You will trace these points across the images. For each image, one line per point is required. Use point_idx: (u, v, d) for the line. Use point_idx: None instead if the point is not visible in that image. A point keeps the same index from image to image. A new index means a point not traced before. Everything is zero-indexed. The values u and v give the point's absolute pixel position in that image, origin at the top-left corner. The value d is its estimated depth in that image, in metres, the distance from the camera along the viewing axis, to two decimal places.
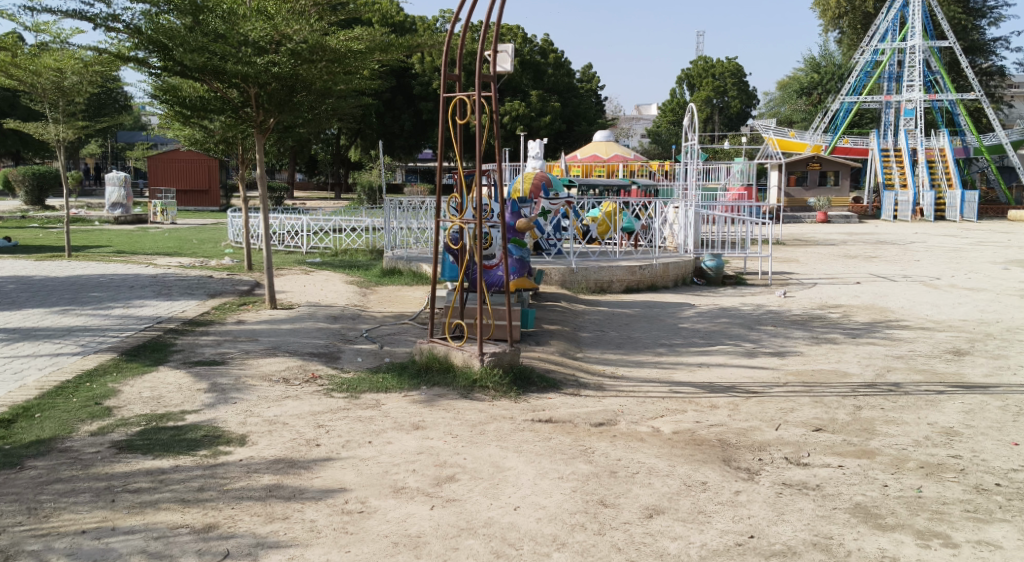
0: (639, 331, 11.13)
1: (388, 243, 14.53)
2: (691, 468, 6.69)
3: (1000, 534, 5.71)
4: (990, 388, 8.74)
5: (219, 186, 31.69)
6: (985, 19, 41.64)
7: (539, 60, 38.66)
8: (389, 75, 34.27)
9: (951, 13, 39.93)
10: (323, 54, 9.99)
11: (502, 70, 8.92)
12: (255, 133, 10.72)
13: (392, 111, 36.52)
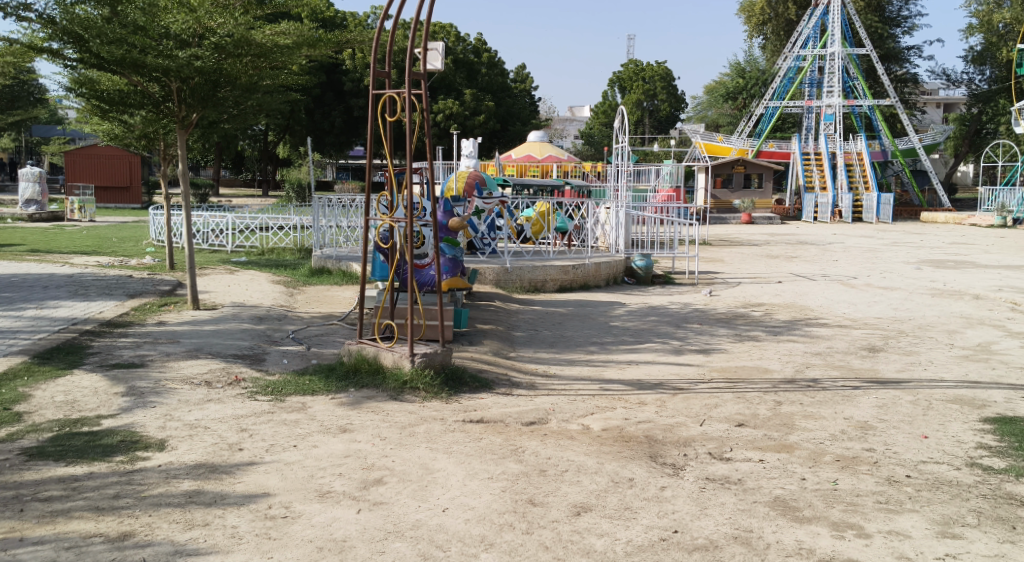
0: (570, 330, 11.23)
1: (317, 241, 14.39)
2: (618, 465, 6.80)
3: (909, 524, 5.89)
4: (902, 384, 9.05)
5: (141, 183, 31.27)
6: (900, 27, 43.14)
7: (472, 59, 38.81)
8: (318, 71, 34.00)
9: (868, 22, 41.09)
10: (249, 48, 9.90)
11: (434, 69, 8.84)
12: (177, 128, 10.57)
13: (321, 108, 36.22)
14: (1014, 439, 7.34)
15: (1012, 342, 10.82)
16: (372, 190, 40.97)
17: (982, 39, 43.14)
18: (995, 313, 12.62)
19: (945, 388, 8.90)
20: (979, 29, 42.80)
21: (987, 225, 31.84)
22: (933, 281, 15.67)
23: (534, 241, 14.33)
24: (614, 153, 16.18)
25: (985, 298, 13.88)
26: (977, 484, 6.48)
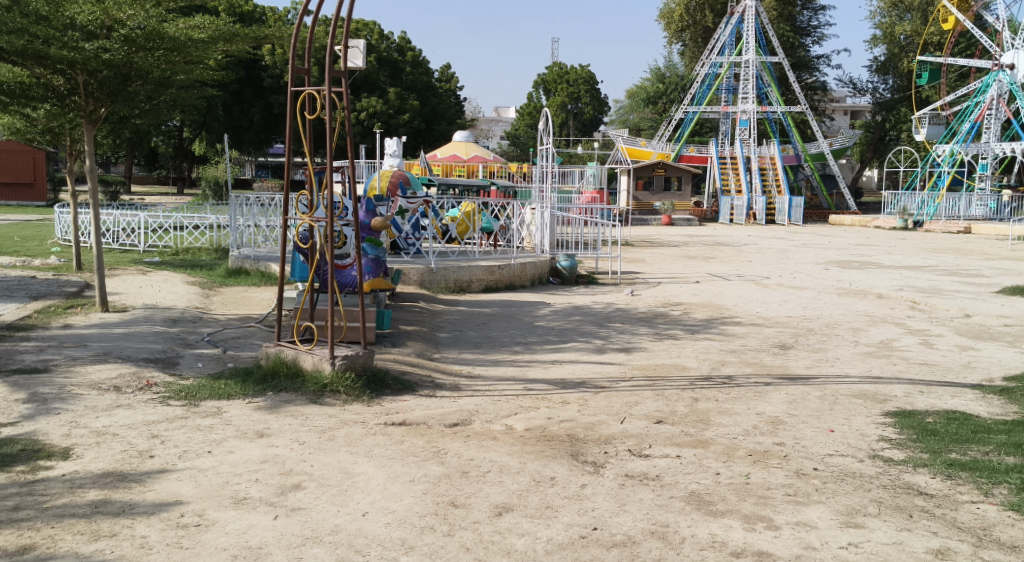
0: (495, 331, 11.30)
1: (234, 241, 14.23)
2: (540, 465, 6.89)
3: (816, 515, 6.10)
4: (811, 380, 9.34)
5: (46, 179, 30.43)
6: (810, 37, 44.52)
7: (396, 57, 38.69)
8: (234, 67, 33.52)
9: (781, 30, 42.01)
10: (160, 41, 9.83)
11: (353, 67, 8.74)
12: (83, 123, 10.26)
13: (240, 105, 35.73)
14: (915, 431, 7.65)
15: (912, 339, 11.25)
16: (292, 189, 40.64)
17: (885, 50, 44.77)
18: (899, 311, 13.10)
19: (851, 383, 9.22)
20: (883, 39, 44.50)
21: (890, 228, 32.69)
22: (842, 281, 16.19)
23: (459, 241, 14.31)
24: (539, 155, 16.29)
25: (890, 297, 14.39)
26: (878, 475, 6.73)
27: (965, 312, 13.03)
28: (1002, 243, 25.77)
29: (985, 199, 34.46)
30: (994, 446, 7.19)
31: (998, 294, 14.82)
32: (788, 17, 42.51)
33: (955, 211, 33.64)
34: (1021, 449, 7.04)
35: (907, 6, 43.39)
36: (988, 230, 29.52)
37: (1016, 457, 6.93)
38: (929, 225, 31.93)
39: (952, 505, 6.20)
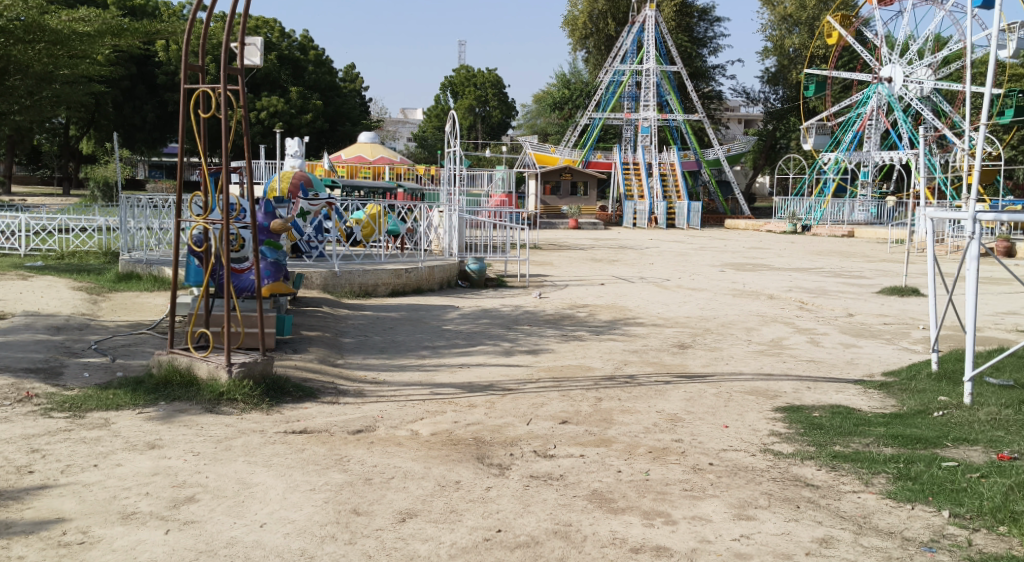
0: (402, 335, 11.25)
1: (124, 245, 13.90)
2: (445, 468, 6.89)
3: (711, 509, 6.23)
4: (709, 378, 9.57)
5: None
6: (706, 48, 45.52)
7: (298, 56, 38.25)
8: (127, 62, 32.71)
9: (679, 41, 43.39)
10: (41, 34, 9.73)
11: (250, 65, 8.32)
12: None
13: (132, 102, 34.67)
14: (803, 425, 7.90)
15: (802, 337, 11.61)
16: (185, 191, 39.85)
17: (776, 62, 46.22)
18: (789, 311, 13.50)
19: (745, 380, 9.47)
20: (773, 51, 46.07)
21: (780, 232, 34.47)
22: (737, 282, 16.63)
23: (364, 245, 14.17)
24: (445, 158, 16.24)
25: (780, 297, 14.81)
26: (769, 468, 6.93)
27: (850, 311, 13.51)
28: (884, 246, 26.88)
29: (867, 204, 35.21)
30: (874, 437, 7.48)
31: (880, 294, 15.40)
32: (686, 28, 44.25)
33: (839, 216, 35.05)
34: (899, 440, 7.34)
35: (795, 21, 44.78)
36: (870, 234, 31.09)
37: (893, 448, 7.23)
38: (817, 228, 33.58)
39: (837, 495, 6.41)
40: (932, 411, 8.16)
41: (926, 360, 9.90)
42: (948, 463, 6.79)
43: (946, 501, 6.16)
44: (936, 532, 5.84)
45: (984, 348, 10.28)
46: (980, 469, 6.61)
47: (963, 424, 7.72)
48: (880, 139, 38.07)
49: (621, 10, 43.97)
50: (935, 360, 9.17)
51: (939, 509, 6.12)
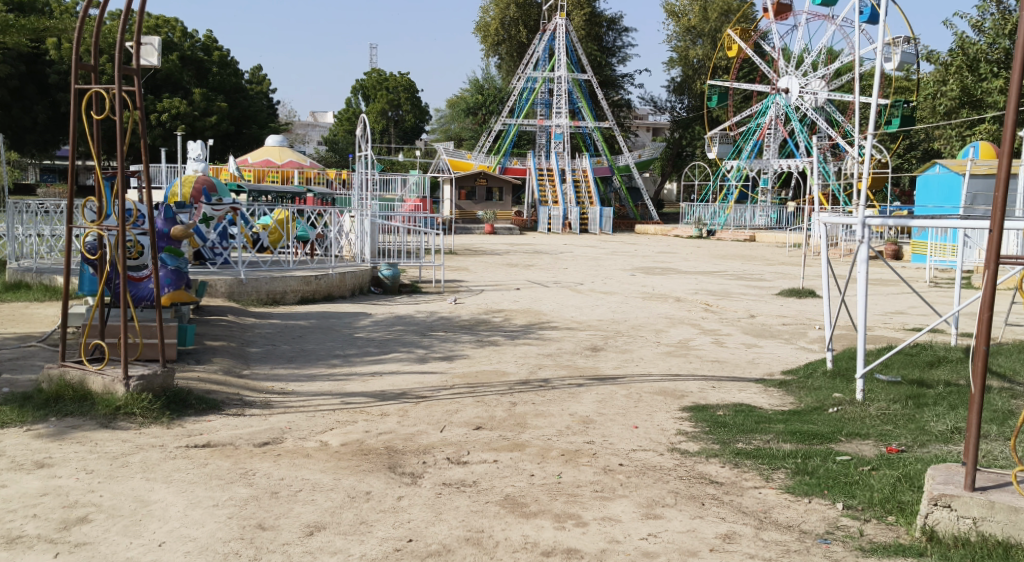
0: (312, 343, 11.04)
1: (11, 252, 13.38)
2: (355, 479, 6.76)
3: (620, 509, 6.24)
4: (619, 380, 9.64)
5: None
6: (615, 57, 46.06)
7: (201, 57, 37.18)
8: (17, 60, 31.66)
9: (589, 50, 43.93)
10: None
11: (146, 64, 8.00)
12: None
13: (22, 103, 33.46)
14: (707, 423, 8.01)
15: (707, 338, 11.81)
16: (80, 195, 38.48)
17: (680, 72, 47.52)
18: (694, 313, 13.70)
19: (653, 381, 9.57)
20: (678, 62, 47.27)
21: (687, 236, 35.15)
22: (646, 286, 16.83)
23: (272, 251, 13.86)
24: (357, 162, 15.97)
25: (687, 299, 15.03)
26: (676, 467, 6.99)
27: (751, 312, 13.79)
28: (783, 250, 27.62)
29: (767, 210, 36.50)
30: (774, 434, 7.61)
31: (780, 295, 15.79)
32: (595, 37, 44.76)
33: (741, 221, 35.96)
34: (797, 436, 7.49)
35: (699, 32, 46.55)
36: (770, 239, 31.94)
37: (792, 443, 7.37)
38: (721, 232, 34.33)
39: (739, 491, 6.49)
40: (828, 406, 8.36)
41: (824, 358, 10.14)
42: (842, 457, 6.97)
43: (840, 494, 6.29)
44: (831, 524, 5.92)
45: (876, 346, 10.58)
46: (871, 462, 6.82)
47: (856, 419, 7.93)
48: (779, 148, 39.11)
49: (533, 18, 44.29)
50: (830, 358, 9.41)
51: (834, 501, 6.24)
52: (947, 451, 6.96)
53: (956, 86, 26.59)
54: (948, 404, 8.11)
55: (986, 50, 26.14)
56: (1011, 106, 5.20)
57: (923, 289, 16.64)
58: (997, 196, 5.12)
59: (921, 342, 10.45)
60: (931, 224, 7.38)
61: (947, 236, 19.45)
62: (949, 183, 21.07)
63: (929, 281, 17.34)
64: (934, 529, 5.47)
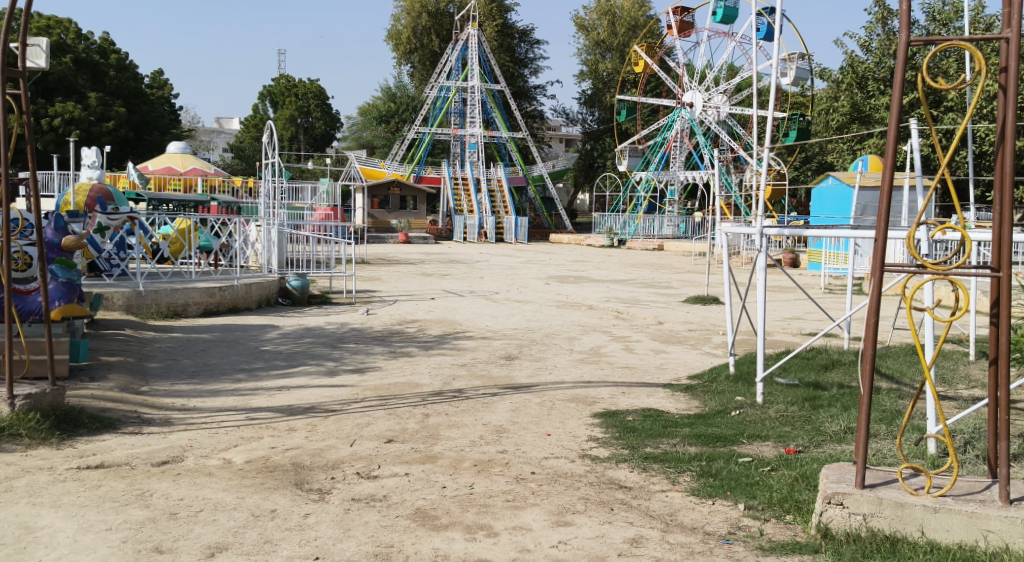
0: (216, 357, 10.72)
1: None
2: (260, 497, 6.53)
3: (531, 518, 6.15)
4: (533, 388, 9.58)
5: None
6: (528, 68, 46.27)
7: (97, 60, 36.01)
8: None
9: (502, 61, 44.12)
10: None
11: (32, 67, 7.64)
12: None
13: None
14: (617, 429, 8.00)
15: (618, 345, 11.86)
16: None
17: (591, 84, 48.11)
18: (606, 320, 13.76)
19: (566, 388, 9.54)
20: (589, 74, 47.84)
21: (599, 246, 35.50)
22: (560, 294, 16.87)
23: (173, 262, 13.40)
24: (264, 170, 15.59)
25: (599, 307, 15.11)
26: (587, 473, 6.95)
27: (660, 319, 13.94)
28: (691, 258, 28.13)
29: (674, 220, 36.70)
30: (681, 438, 7.64)
31: (687, 302, 16.01)
32: (508, 49, 44.95)
33: (650, 231, 36.49)
34: (702, 439, 7.53)
35: (608, 46, 47.36)
36: (677, 248, 32.43)
37: (697, 446, 7.41)
38: (631, 242, 34.74)
39: (647, 495, 6.48)
40: (730, 409, 8.43)
41: (727, 363, 10.27)
42: (744, 458, 7.03)
43: (741, 495, 6.33)
44: (732, 524, 5.94)
45: (775, 350, 10.77)
46: (771, 463, 6.91)
47: (757, 421, 8.03)
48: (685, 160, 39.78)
49: (445, 27, 44.31)
50: (732, 362, 9.54)
51: (736, 503, 6.26)
52: (841, 451, 7.08)
53: (847, 103, 27.54)
54: (841, 405, 8.31)
55: (874, 69, 27.06)
56: (892, 121, 5.29)
57: (818, 295, 17.06)
58: (881, 207, 5.19)
59: (817, 346, 10.68)
60: (824, 234, 7.51)
61: (840, 245, 20.01)
62: (842, 195, 21.65)
63: (825, 288, 17.85)
64: (827, 527, 5.49)
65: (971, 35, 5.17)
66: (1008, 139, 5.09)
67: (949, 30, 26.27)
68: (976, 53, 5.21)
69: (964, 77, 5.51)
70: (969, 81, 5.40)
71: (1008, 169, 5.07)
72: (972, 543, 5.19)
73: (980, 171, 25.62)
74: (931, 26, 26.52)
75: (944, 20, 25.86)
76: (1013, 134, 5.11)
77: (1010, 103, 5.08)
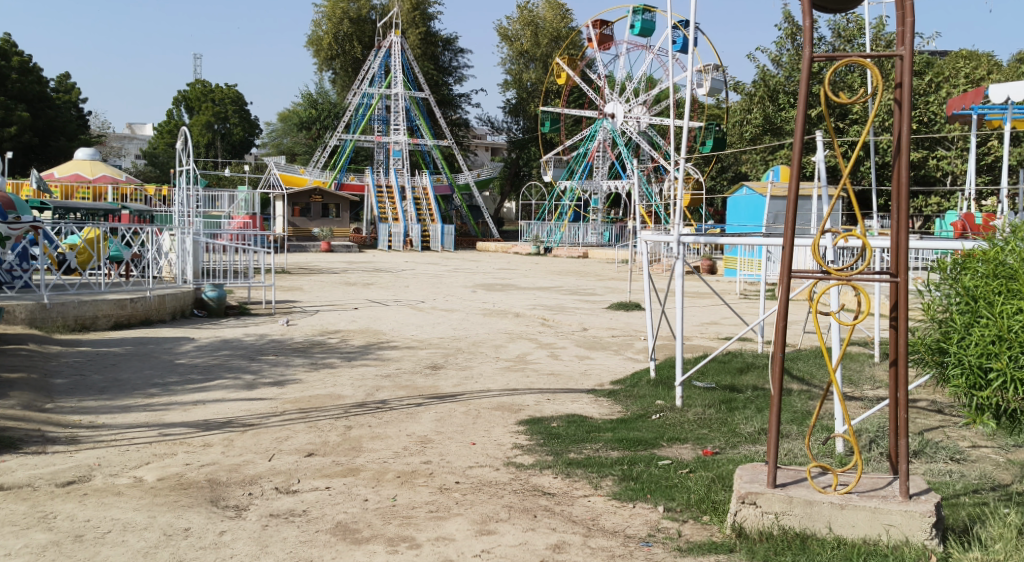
0: (128, 372, 10.38)
1: None
2: (173, 515, 6.30)
3: (455, 527, 6.04)
4: (457, 397, 9.47)
5: None
6: (452, 76, 46.22)
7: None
8: None
9: (426, 68, 43.96)
10: None
11: None
12: None
13: None
14: (542, 436, 7.94)
15: (543, 352, 11.82)
16: None
17: (515, 94, 48.35)
18: (532, 328, 13.73)
19: (492, 396, 9.46)
20: (513, 84, 48.08)
21: (525, 253, 35.58)
22: (486, 302, 16.80)
23: (81, 274, 12.96)
24: (178, 177, 15.13)
25: (525, 315, 15.07)
26: (511, 481, 6.87)
27: (584, 326, 13.95)
28: (613, 265, 28.38)
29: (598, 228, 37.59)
30: (603, 442, 7.62)
31: (610, 308, 16.08)
32: (431, 57, 44.81)
33: (575, 239, 36.71)
34: (623, 443, 7.52)
35: (531, 56, 47.66)
36: (601, 256, 32.67)
37: (619, 451, 7.39)
38: (556, 249, 34.91)
39: (570, 500, 6.43)
40: (650, 413, 8.45)
41: (647, 368, 10.32)
42: (663, 461, 7.04)
43: (661, 497, 6.33)
44: (653, 526, 5.92)
45: (694, 355, 10.86)
46: (689, 465, 6.93)
47: (676, 424, 8.06)
48: (607, 171, 40.13)
49: (367, 33, 44.07)
50: (653, 367, 9.58)
51: (656, 505, 6.26)
52: (755, 451, 7.15)
53: (760, 115, 28.19)
54: (755, 407, 8.40)
55: (784, 83, 27.62)
56: (796, 133, 5.35)
57: (733, 301, 17.31)
58: (787, 215, 5.24)
59: (733, 350, 10.78)
60: (740, 241, 7.56)
61: (755, 251, 20.38)
62: (755, 203, 22.08)
63: (741, 294, 18.16)
64: (742, 526, 5.51)
65: (868, 50, 5.26)
66: (905, 152, 5.19)
67: (853, 46, 26.96)
68: (874, 68, 5.30)
69: (864, 91, 5.62)
70: (869, 95, 5.50)
71: (906, 180, 5.16)
72: (876, 537, 5.26)
73: (883, 181, 26.42)
74: (836, 43, 27.15)
75: (849, 36, 26.60)
76: (909, 147, 5.20)
77: (906, 117, 5.18)
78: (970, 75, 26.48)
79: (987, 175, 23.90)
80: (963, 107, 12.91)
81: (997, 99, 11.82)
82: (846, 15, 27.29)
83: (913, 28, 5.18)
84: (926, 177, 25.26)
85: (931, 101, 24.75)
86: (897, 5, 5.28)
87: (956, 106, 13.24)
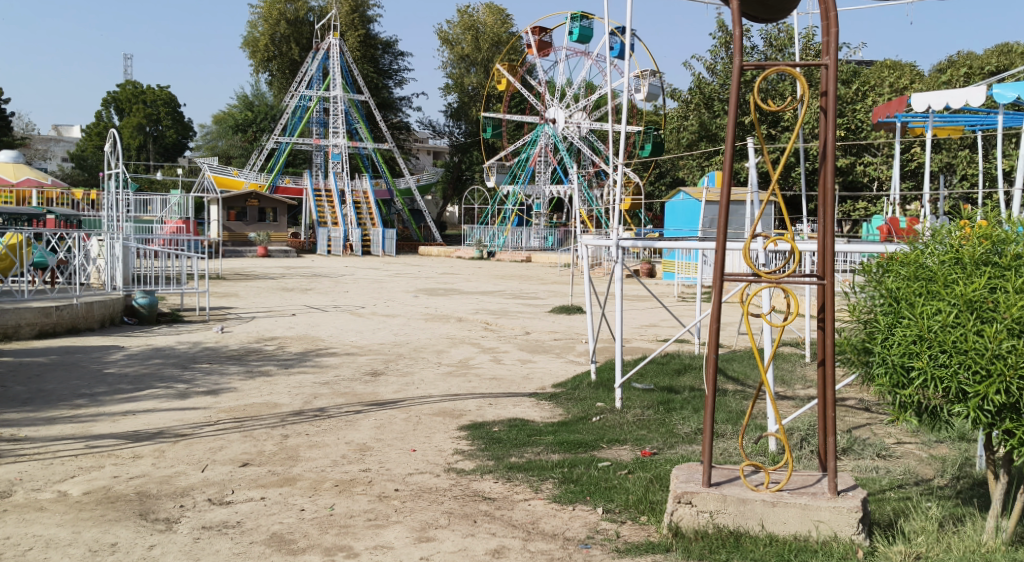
0: (54, 382, 10.05)
1: None
2: (99, 530, 6.08)
3: (393, 535, 5.92)
4: (397, 403, 9.33)
5: None
6: (391, 80, 46.01)
7: None
8: None
9: (365, 71, 43.63)
10: None
11: None
12: None
13: None
14: (483, 441, 7.85)
15: (485, 356, 11.73)
16: None
17: (456, 98, 48.30)
18: (473, 333, 13.62)
19: (432, 402, 9.34)
20: (454, 88, 48.01)
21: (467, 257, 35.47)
22: (427, 307, 16.65)
23: (3, 281, 12.54)
24: (107, 180, 14.69)
25: (467, 319, 14.96)
26: (451, 487, 6.77)
27: (526, 330, 13.88)
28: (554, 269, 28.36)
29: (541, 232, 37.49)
30: (544, 445, 7.56)
31: (552, 312, 16.04)
32: (370, 60, 44.43)
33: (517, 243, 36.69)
34: (564, 446, 7.48)
35: (472, 60, 47.58)
36: (544, 260, 32.66)
37: (559, 454, 7.33)
38: (499, 254, 34.86)
39: (510, 505, 6.34)
40: (591, 415, 8.41)
41: (588, 371, 10.28)
42: (602, 462, 7.00)
43: (600, 499, 6.28)
44: (591, 528, 5.86)
45: (633, 356, 10.87)
46: (627, 466, 6.89)
47: (615, 425, 8.03)
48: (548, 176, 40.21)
49: (304, 35, 43.64)
50: (593, 369, 9.56)
51: (595, 507, 6.20)
52: (691, 451, 7.14)
53: (696, 121, 28.46)
54: (692, 408, 8.41)
55: (719, 90, 27.93)
56: (727, 141, 5.33)
57: (671, 303, 17.38)
58: (719, 219, 5.20)
59: (671, 352, 10.81)
60: (676, 245, 7.55)
61: (693, 255, 20.53)
62: (692, 208, 22.29)
63: (681, 298, 18.27)
64: (677, 526, 5.46)
65: (796, 59, 5.26)
66: (830, 158, 5.22)
67: (783, 54, 27.39)
68: (802, 77, 5.31)
69: (792, 98, 5.63)
70: (797, 102, 5.51)
71: (832, 185, 5.19)
72: (806, 534, 5.26)
73: (813, 186, 26.90)
74: (768, 51, 27.55)
75: (781, 45, 27.02)
76: (835, 153, 5.23)
77: (831, 125, 5.20)
78: (895, 84, 27.12)
79: (911, 180, 24.50)
80: (888, 115, 13.02)
81: (919, 107, 11.89)
82: (778, 24, 27.70)
83: (836, 37, 5.22)
84: (854, 183, 25.75)
85: (857, 109, 25.29)
86: (821, 13, 5.30)
87: (880, 114, 13.34)
